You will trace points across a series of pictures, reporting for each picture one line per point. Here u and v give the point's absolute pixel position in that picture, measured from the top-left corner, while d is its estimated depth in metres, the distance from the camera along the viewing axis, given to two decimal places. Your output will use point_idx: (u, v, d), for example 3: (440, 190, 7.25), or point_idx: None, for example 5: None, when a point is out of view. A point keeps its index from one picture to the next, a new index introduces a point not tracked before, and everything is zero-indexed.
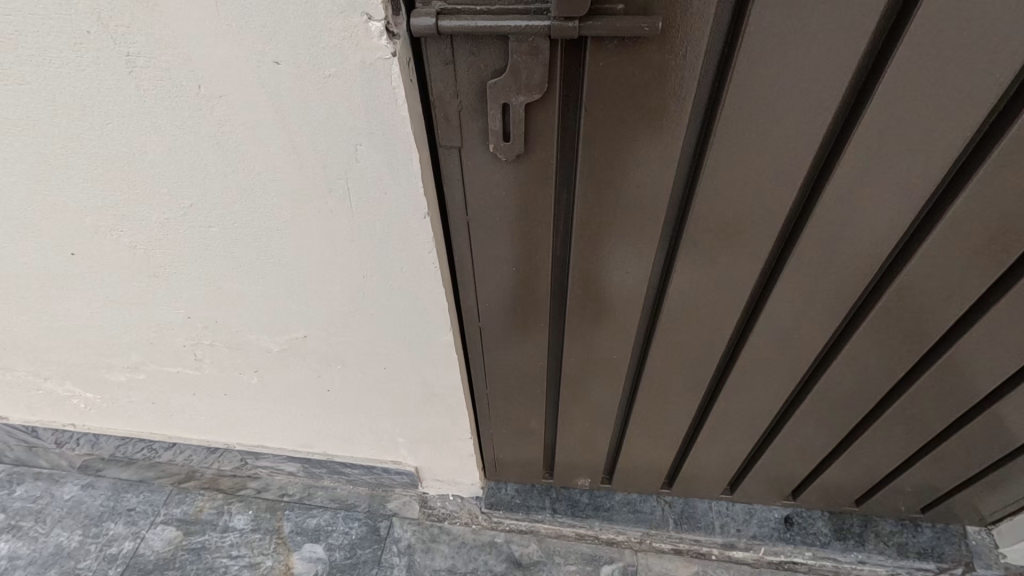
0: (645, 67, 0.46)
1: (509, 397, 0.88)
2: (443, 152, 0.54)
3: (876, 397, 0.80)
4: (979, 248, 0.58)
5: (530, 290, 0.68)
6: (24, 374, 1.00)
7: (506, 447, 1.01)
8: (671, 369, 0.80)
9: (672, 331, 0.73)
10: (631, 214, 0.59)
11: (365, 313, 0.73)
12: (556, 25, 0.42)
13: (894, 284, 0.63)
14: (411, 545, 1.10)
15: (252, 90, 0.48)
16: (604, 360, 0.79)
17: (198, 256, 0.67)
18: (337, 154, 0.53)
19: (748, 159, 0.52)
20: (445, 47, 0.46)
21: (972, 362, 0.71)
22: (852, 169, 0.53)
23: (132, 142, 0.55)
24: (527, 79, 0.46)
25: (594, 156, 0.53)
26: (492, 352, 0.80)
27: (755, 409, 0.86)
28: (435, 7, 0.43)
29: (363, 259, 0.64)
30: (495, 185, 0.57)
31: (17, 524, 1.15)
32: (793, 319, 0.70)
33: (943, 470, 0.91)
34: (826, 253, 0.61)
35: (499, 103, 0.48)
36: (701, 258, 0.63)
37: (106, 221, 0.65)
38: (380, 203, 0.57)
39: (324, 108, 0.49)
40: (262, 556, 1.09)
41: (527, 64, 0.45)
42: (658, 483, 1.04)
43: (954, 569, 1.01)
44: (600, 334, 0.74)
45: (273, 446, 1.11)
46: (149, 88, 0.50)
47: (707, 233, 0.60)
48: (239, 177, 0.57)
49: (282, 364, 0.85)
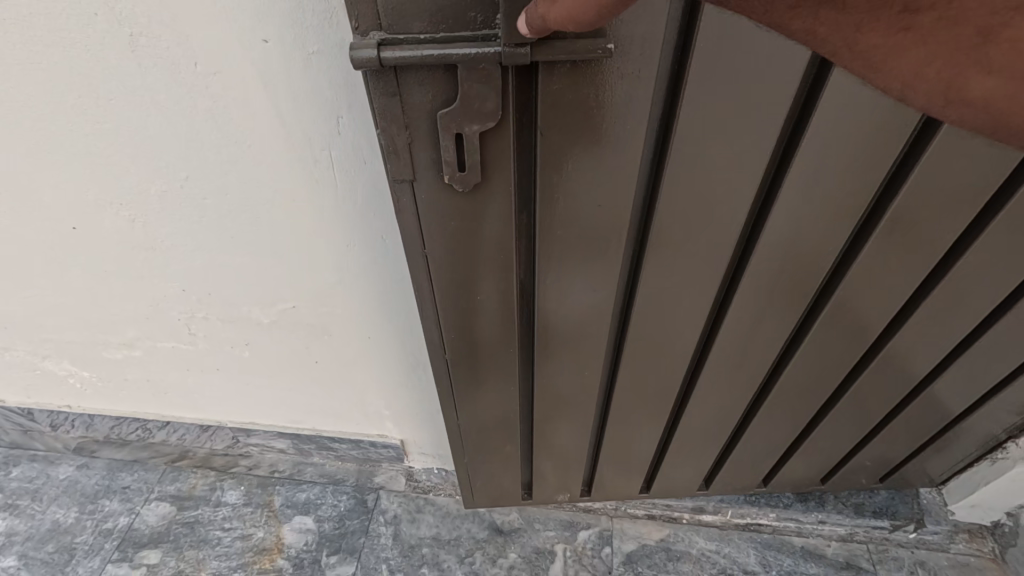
0: (596, 88, 0.47)
1: (482, 422, 0.85)
2: (395, 187, 0.52)
3: (833, 386, 0.84)
4: (914, 244, 0.63)
5: (495, 314, 0.66)
6: (22, 354, 1.04)
7: (482, 472, 0.97)
8: (643, 378, 0.79)
9: (642, 345, 0.73)
10: (595, 236, 0.59)
11: (350, 283, 0.78)
12: (506, 52, 0.42)
13: (846, 280, 0.67)
14: (397, 516, 1.14)
15: (244, 66, 0.54)
16: (576, 375, 0.77)
17: (194, 226, 0.73)
18: (321, 127, 0.58)
19: (705, 169, 0.53)
20: (390, 80, 0.45)
21: (916, 342, 0.77)
22: (803, 174, 0.55)
23: (134, 117, 0.60)
24: (479, 108, 0.46)
25: (552, 180, 0.53)
26: (464, 378, 0.77)
27: (726, 410, 0.87)
28: (376, 39, 0.43)
29: (347, 229, 0.70)
30: (450, 218, 0.55)
31: (15, 503, 1.19)
32: (756, 321, 0.71)
33: (893, 446, 0.97)
34: (783, 255, 0.63)
35: (452, 133, 0.48)
36: (666, 268, 0.63)
37: (107, 194, 0.70)
38: (360, 173, 0.63)
39: (308, 83, 0.54)
40: (254, 528, 1.14)
41: (478, 92, 0.45)
42: (635, 489, 1.04)
43: (907, 526, 1.08)
44: (571, 350, 0.73)
45: (263, 423, 1.15)
46: (150, 65, 0.55)
47: (669, 250, 0.61)
48: (231, 150, 0.62)
49: (272, 336, 0.90)
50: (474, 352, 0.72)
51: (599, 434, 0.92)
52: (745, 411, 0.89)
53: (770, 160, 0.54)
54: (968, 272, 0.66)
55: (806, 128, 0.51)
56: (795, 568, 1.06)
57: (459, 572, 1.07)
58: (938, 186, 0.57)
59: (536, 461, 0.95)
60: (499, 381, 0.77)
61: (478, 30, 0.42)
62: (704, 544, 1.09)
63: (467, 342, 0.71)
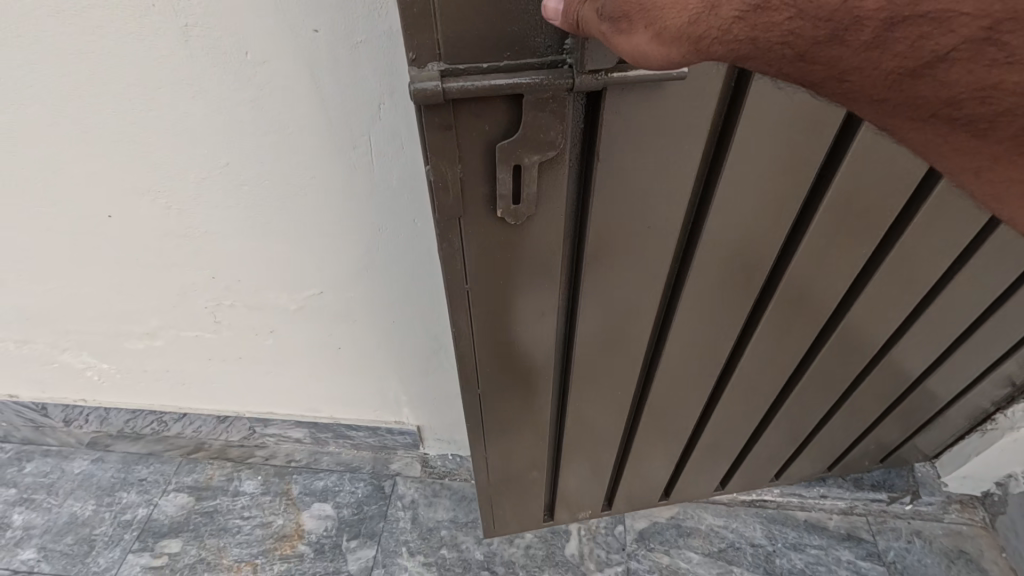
0: (656, 121, 0.46)
1: (512, 450, 0.84)
2: (444, 224, 0.50)
3: (843, 388, 0.88)
4: (926, 256, 0.67)
5: (534, 343, 0.66)
6: (42, 347, 1.05)
7: (507, 499, 0.95)
8: (672, 398, 0.80)
9: (674, 365, 0.74)
10: (641, 263, 0.59)
11: (379, 268, 0.81)
12: (580, 79, 0.41)
13: (866, 286, 0.70)
14: (414, 501, 1.17)
15: (292, 55, 0.57)
16: (608, 399, 0.77)
17: (228, 213, 0.75)
18: (362, 114, 0.61)
19: (750, 197, 0.55)
20: (448, 113, 0.43)
21: (919, 343, 0.82)
22: (837, 199, 0.57)
23: (180, 105, 0.63)
24: (543, 137, 0.45)
25: (604, 213, 0.53)
26: (497, 408, 0.75)
27: (744, 419, 0.89)
28: (437, 70, 0.40)
29: (379, 214, 0.73)
30: (498, 251, 0.54)
31: (30, 497, 1.19)
32: (780, 335, 0.74)
33: (889, 435, 1.03)
34: (810, 272, 0.66)
35: (511, 165, 0.46)
36: (703, 291, 0.64)
37: (145, 182, 0.72)
38: (397, 158, 0.66)
39: (353, 71, 0.57)
40: (273, 515, 1.15)
41: (544, 121, 0.44)
42: (652, 499, 1.05)
43: (904, 498, 1.13)
44: (605, 375, 0.73)
45: (281, 413, 1.17)
46: (200, 54, 0.58)
47: (708, 274, 0.62)
48: (272, 137, 0.65)
49: (297, 323, 0.92)
50: (509, 382, 0.71)
51: (624, 451, 0.92)
52: (764, 418, 0.91)
53: (810, 182, 0.55)
54: (969, 278, 0.72)
55: (845, 153, 0.53)
56: (800, 540, 1.10)
57: (477, 553, 1.10)
58: (956, 196, 0.60)
59: (561, 481, 0.94)
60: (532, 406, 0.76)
61: (545, 55, 0.41)
62: (712, 520, 1.13)
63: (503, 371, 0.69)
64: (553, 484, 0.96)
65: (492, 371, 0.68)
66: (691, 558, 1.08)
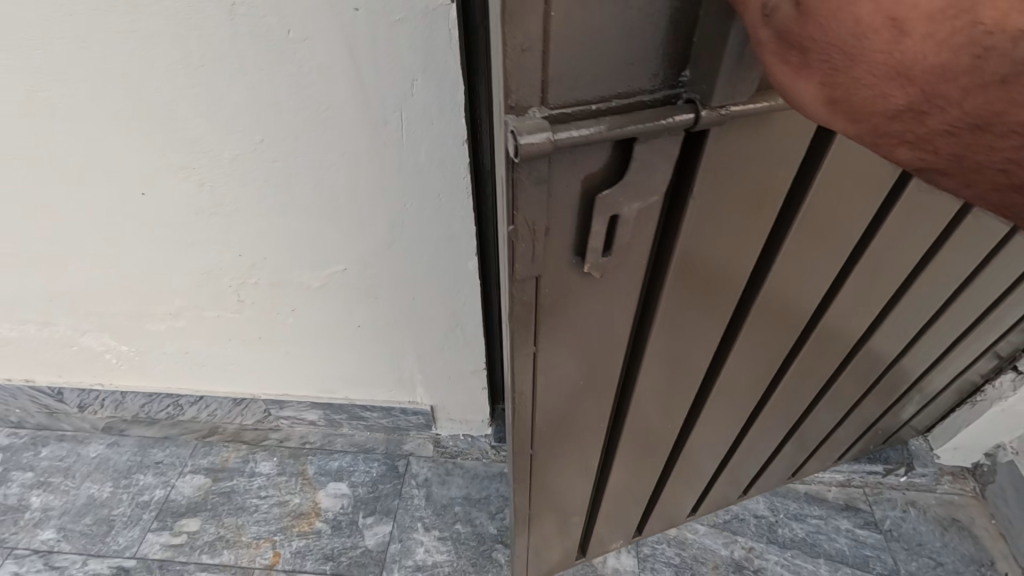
0: (749, 167, 0.45)
1: (555, 502, 0.79)
2: (519, 289, 0.46)
3: (855, 395, 0.92)
4: (947, 280, 0.71)
5: (592, 395, 0.63)
6: (63, 330, 1.07)
7: (544, 547, 0.90)
8: (711, 430, 0.80)
9: (718, 401, 0.74)
10: (705, 309, 0.58)
11: (402, 244, 0.84)
12: (708, 114, 0.38)
13: (897, 308, 0.72)
14: (428, 479, 1.20)
15: (334, 33, 0.60)
16: (654, 440, 0.76)
17: (260, 190, 0.78)
18: (396, 90, 0.65)
19: (815, 239, 0.55)
20: (547, 166, 0.38)
21: (924, 350, 0.86)
22: (887, 236, 0.59)
23: (221, 83, 0.66)
24: (647, 184, 0.42)
25: (683, 265, 0.51)
26: (546, 464, 0.71)
27: (770, 436, 0.91)
28: (544, 115, 0.36)
29: (406, 189, 0.76)
30: (571, 309, 0.51)
31: (47, 480, 1.21)
32: (813, 361, 0.76)
33: (882, 427, 1.09)
34: (851, 303, 0.67)
35: (610, 216, 0.43)
36: (757, 330, 0.64)
37: (180, 159, 0.75)
38: (427, 134, 0.69)
39: (390, 49, 0.61)
40: (290, 495, 1.18)
41: (652, 164, 0.41)
42: (677, 520, 1.05)
43: (899, 470, 1.18)
44: (656, 418, 0.71)
45: (297, 394, 1.19)
46: (245, 33, 0.61)
47: (763, 314, 0.62)
48: (308, 114, 0.68)
49: (320, 301, 0.95)
50: (562, 437, 0.67)
51: (659, 485, 0.90)
52: (789, 430, 0.93)
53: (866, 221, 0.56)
54: (975, 294, 0.76)
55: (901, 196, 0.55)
56: (801, 511, 1.14)
57: (491, 527, 1.13)
58: (977, 227, 0.64)
59: (599, 525, 0.91)
60: (583, 458, 0.73)
61: (660, 91, 0.38)
62: None
63: (556, 431, 0.66)
64: (590, 527, 0.92)
65: (547, 428, 0.65)
66: (698, 529, 1.11)
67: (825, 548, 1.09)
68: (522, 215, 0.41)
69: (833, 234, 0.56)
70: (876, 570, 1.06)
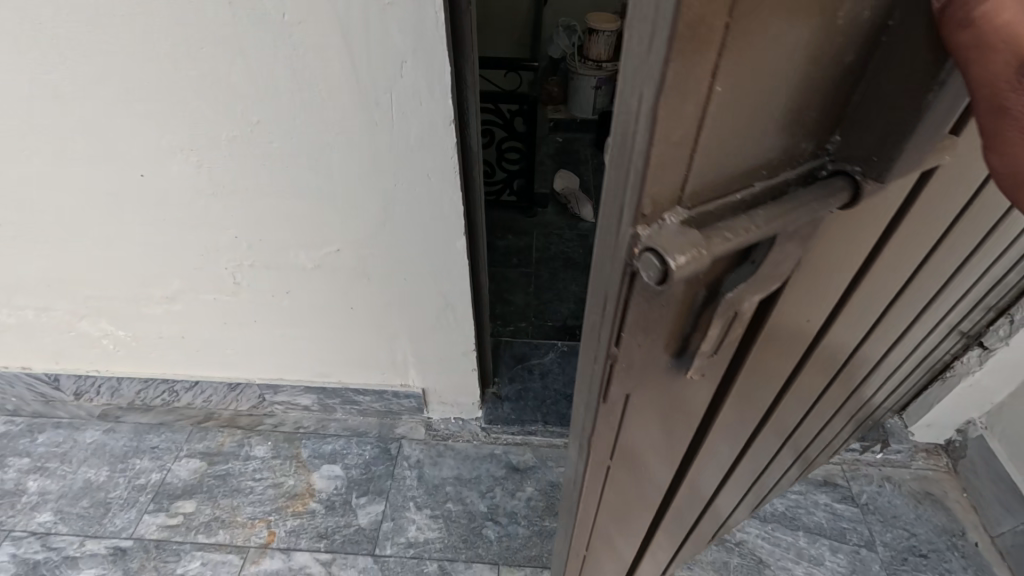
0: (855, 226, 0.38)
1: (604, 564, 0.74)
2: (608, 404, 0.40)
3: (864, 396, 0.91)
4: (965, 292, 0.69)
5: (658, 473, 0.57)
6: (61, 314, 1.10)
7: None
8: (752, 468, 0.76)
9: (765, 443, 0.69)
10: (774, 374, 0.52)
11: (393, 223, 0.87)
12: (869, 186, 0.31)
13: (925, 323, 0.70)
14: (420, 460, 1.23)
15: (327, 15, 0.64)
16: (704, 493, 0.70)
17: (256, 170, 0.81)
18: (386, 71, 0.68)
19: (879, 290, 0.50)
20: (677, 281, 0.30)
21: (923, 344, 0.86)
22: (938, 269, 0.55)
23: (220, 65, 0.70)
24: (777, 271, 0.34)
25: (768, 340, 0.45)
26: (604, 538, 0.65)
27: (794, 454, 0.88)
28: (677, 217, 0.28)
29: (396, 169, 0.79)
30: (657, 406, 0.44)
31: (44, 465, 1.23)
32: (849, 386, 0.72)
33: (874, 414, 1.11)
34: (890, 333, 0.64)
35: (729, 317, 0.35)
36: (809, 379, 0.59)
37: (179, 141, 0.78)
38: (415, 115, 0.73)
39: (381, 31, 0.65)
40: (284, 477, 1.20)
41: (788, 252, 0.33)
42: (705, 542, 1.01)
43: (874, 447, 1.22)
44: (709, 476, 0.66)
45: (291, 378, 1.22)
46: (243, 16, 0.65)
47: (819, 364, 0.57)
48: (302, 95, 0.72)
49: (314, 282, 0.98)
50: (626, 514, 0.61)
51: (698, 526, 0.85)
52: (810, 445, 0.91)
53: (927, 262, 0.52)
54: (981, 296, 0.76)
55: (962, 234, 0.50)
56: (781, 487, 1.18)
57: (481, 506, 1.16)
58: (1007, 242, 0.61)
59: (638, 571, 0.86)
60: (634, 524, 0.67)
61: (801, 164, 0.32)
62: None
63: (617, 509, 0.59)
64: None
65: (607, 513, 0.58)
66: None
67: (804, 522, 1.13)
68: (626, 327, 0.34)
69: (902, 279, 0.51)
70: (853, 542, 1.10)
